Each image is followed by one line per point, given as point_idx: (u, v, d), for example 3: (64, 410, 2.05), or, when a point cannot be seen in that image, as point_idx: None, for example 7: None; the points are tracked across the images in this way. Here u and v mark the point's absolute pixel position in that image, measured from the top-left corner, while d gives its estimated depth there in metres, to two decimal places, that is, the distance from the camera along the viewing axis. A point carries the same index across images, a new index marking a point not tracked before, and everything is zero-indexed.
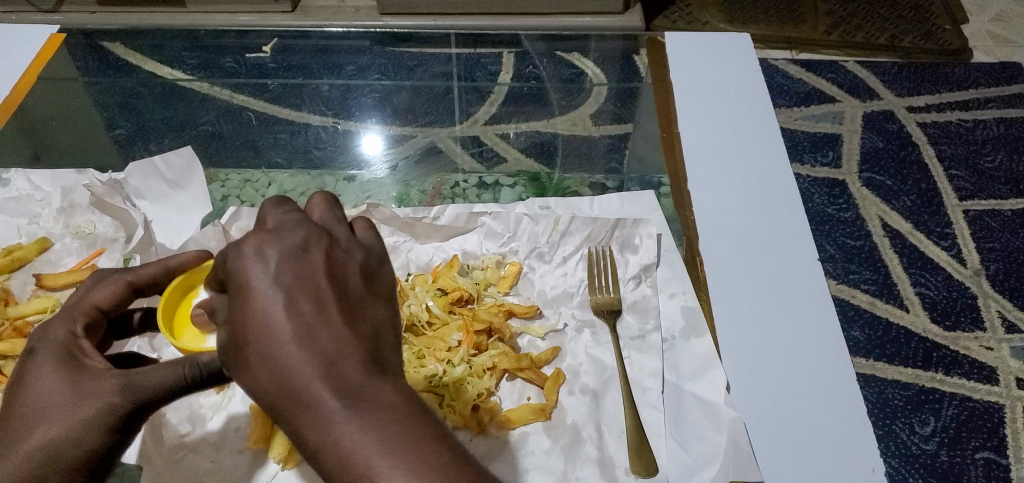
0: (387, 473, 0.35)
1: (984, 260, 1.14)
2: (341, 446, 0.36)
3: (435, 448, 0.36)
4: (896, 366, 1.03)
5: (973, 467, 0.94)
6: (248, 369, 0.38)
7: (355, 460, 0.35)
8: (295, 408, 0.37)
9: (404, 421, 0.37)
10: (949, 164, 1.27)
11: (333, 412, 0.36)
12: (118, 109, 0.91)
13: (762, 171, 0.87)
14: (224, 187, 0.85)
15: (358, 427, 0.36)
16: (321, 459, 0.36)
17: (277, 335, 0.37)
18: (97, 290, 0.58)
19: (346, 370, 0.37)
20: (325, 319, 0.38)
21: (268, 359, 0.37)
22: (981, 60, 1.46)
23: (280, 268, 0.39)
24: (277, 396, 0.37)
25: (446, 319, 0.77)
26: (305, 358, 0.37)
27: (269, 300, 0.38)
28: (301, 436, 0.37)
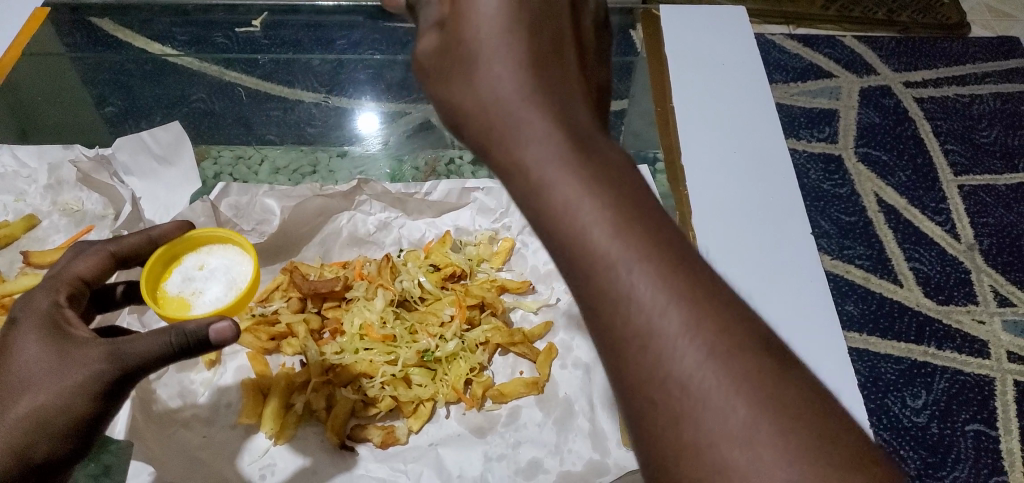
0: (596, 220, 0.34)
1: (978, 235, 1.14)
2: (545, 182, 0.35)
3: (650, 207, 0.35)
4: (888, 340, 1.03)
5: (963, 439, 0.95)
6: (467, 84, 0.38)
7: (561, 192, 0.34)
8: (501, 135, 0.37)
9: (623, 183, 0.35)
10: (945, 138, 1.27)
11: (550, 140, 0.35)
12: (107, 85, 0.89)
13: (760, 147, 0.87)
14: (216, 165, 0.85)
15: (572, 161, 0.35)
16: (521, 188, 0.36)
17: (506, 54, 0.37)
18: (81, 260, 0.60)
19: (571, 113, 0.37)
20: (557, 61, 0.38)
21: (484, 85, 0.37)
22: (980, 35, 1.44)
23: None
24: (486, 118, 0.37)
25: (439, 294, 0.79)
26: (521, 91, 0.36)
27: (493, 33, 0.38)
28: (509, 162, 0.36)
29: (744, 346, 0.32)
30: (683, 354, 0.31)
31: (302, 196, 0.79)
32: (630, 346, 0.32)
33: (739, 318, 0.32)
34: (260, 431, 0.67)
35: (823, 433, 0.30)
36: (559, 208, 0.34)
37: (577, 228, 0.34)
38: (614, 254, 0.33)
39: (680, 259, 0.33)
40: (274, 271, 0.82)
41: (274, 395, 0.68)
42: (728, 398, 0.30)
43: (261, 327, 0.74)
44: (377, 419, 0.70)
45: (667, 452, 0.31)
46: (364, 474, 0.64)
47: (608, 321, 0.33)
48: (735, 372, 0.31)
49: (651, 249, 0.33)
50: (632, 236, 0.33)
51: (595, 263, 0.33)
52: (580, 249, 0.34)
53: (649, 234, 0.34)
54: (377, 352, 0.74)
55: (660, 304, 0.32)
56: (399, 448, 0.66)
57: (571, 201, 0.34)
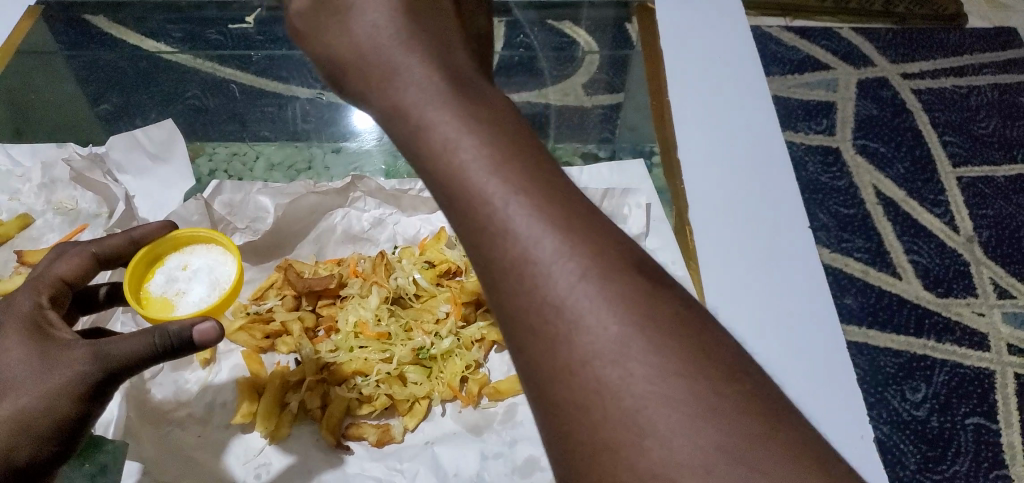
0: (473, 153, 0.34)
1: (977, 227, 1.14)
2: (426, 126, 0.36)
3: (526, 144, 0.36)
4: (887, 334, 1.03)
5: (964, 432, 0.95)
6: (360, 55, 0.40)
7: (442, 133, 0.35)
8: (384, 90, 0.38)
9: (500, 121, 0.36)
10: (943, 129, 1.27)
11: (430, 90, 0.37)
12: (99, 81, 0.88)
13: (757, 140, 0.86)
14: (211, 162, 0.84)
15: (452, 106, 0.36)
16: (407, 135, 0.37)
17: (385, 13, 0.40)
18: (61, 262, 0.60)
19: (453, 70, 0.38)
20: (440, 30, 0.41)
21: (363, 47, 0.40)
22: (976, 25, 1.43)
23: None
24: (372, 78, 0.39)
25: (434, 291, 0.78)
26: (401, 50, 0.39)
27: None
28: (397, 113, 0.38)
29: (617, 268, 0.32)
30: (556, 276, 0.31)
31: (295, 193, 0.79)
32: (507, 275, 0.32)
33: (611, 243, 0.33)
34: (255, 430, 0.66)
35: (694, 346, 0.30)
36: (439, 147, 0.35)
37: (456, 164, 0.34)
38: (488, 184, 0.33)
39: (551, 183, 0.34)
40: (268, 269, 0.81)
41: (269, 392, 0.67)
42: (599, 315, 0.30)
43: (256, 326, 0.73)
44: (372, 417, 0.70)
45: (546, 375, 0.31)
46: (359, 473, 0.64)
47: (485, 252, 0.33)
48: (607, 289, 0.31)
49: (527, 179, 0.34)
50: (507, 167, 0.34)
51: (470, 195, 0.34)
52: (459, 186, 0.34)
53: (524, 166, 0.34)
54: (371, 350, 0.74)
55: (534, 227, 0.32)
56: (395, 446, 0.66)
57: (450, 138, 0.35)
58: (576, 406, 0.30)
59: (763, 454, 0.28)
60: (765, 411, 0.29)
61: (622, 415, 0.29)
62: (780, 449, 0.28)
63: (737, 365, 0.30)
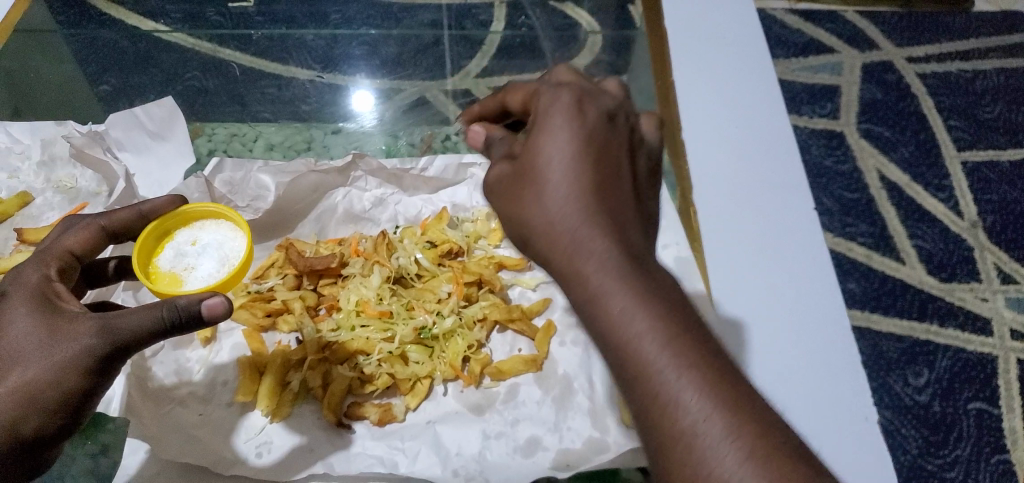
0: (661, 355, 0.36)
1: (981, 212, 1.13)
2: (612, 316, 0.37)
3: (710, 347, 0.37)
4: (890, 319, 1.03)
5: (965, 418, 0.95)
6: (534, 202, 0.40)
7: (635, 327, 0.37)
8: (565, 267, 0.39)
9: (681, 316, 0.37)
10: (949, 114, 1.26)
11: (616, 273, 0.37)
12: (99, 61, 0.89)
13: (760, 120, 0.85)
14: (210, 142, 0.83)
15: (642, 298, 0.37)
16: (592, 318, 0.38)
17: (572, 185, 0.39)
18: (70, 235, 0.60)
19: (638, 248, 0.39)
20: (619, 187, 0.40)
21: (547, 216, 0.40)
22: (982, 8, 1.42)
23: (590, 130, 0.41)
24: (554, 251, 0.39)
25: (436, 271, 0.78)
26: (588, 226, 0.38)
27: (557, 165, 0.40)
28: (574, 283, 0.39)
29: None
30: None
31: (296, 171, 0.77)
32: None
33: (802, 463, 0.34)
34: (256, 408, 0.66)
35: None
36: (627, 338, 0.37)
37: (648, 365, 0.36)
38: (684, 394, 0.35)
39: (734, 388, 0.36)
40: (268, 248, 0.81)
41: (272, 374, 0.67)
42: None
43: (256, 303, 0.73)
44: (373, 397, 0.70)
45: None
46: (362, 452, 0.63)
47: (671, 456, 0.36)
48: None
49: (719, 389, 0.35)
50: (701, 376, 0.36)
51: (657, 388, 0.36)
52: (652, 384, 0.36)
53: (715, 375, 0.36)
54: (373, 329, 0.73)
55: (723, 432, 0.34)
56: (396, 426, 0.66)
57: (640, 331, 0.37)
58: None
59: None
60: None
61: None
62: None
63: None
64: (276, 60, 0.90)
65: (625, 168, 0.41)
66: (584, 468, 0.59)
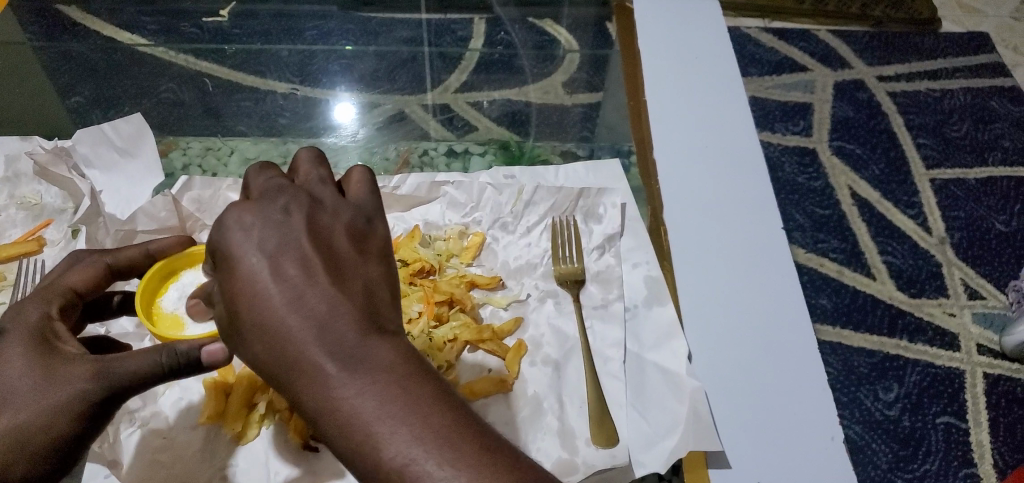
0: (388, 438, 0.36)
1: (949, 229, 1.15)
2: (341, 411, 0.37)
3: (437, 408, 0.37)
4: (861, 334, 1.04)
5: (934, 432, 0.95)
6: (246, 319, 0.39)
7: (361, 421, 0.36)
8: (290, 375, 0.38)
9: (404, 383, 0.37)
10: (917, 131, 1.28)
11: (332, 377, 0.37)
12: (73, 75, 0.86)
13: (729, 137, 0.87)
14: (184, 156, 0.82)
15: (359, 391, 0.37)
16: (322, 421, 0.37)
17: (273, 287, 0.38)
18: (74, 272, 0.60)
19: (342, 333, 0.38)
20: (309, 280, 0.39)
21: (261, 329, 0.38)
22: (950, 30, 1.45)
23: (265, 235, 0.40)
24: (273, 365, 0.38)
25: (406, 290, 0.73)
26: (299, 324, 0.38)
27: (255, 268, 0.39)
28: (301, 403, 0.38)
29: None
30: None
31: None
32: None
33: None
34: (222, 431, 0.65)
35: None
36: (357, 432, 0.36)
37: (378, 449, 0.36)
38: (412, 465, 0.35)
39: (464, 441, 0.36)
40: None
41: (239, 395, 0.66)
42: None
43: None
44: None
45: None
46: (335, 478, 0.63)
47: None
48: None
49: (446, 455, 0.35)
50: (430, 445, 0.36)
51: (394, 469, 0.35)
52: (389, 471, 0.35)
53: (442, 435, 0.36)
54: None
55: None
56: None
57: (366, 418, 0.36)
58: None
59: None
60: None
61: None
62: None
63: None
64: (252, 75, 0.89)
65: (312, 254, 0.40)
66: None
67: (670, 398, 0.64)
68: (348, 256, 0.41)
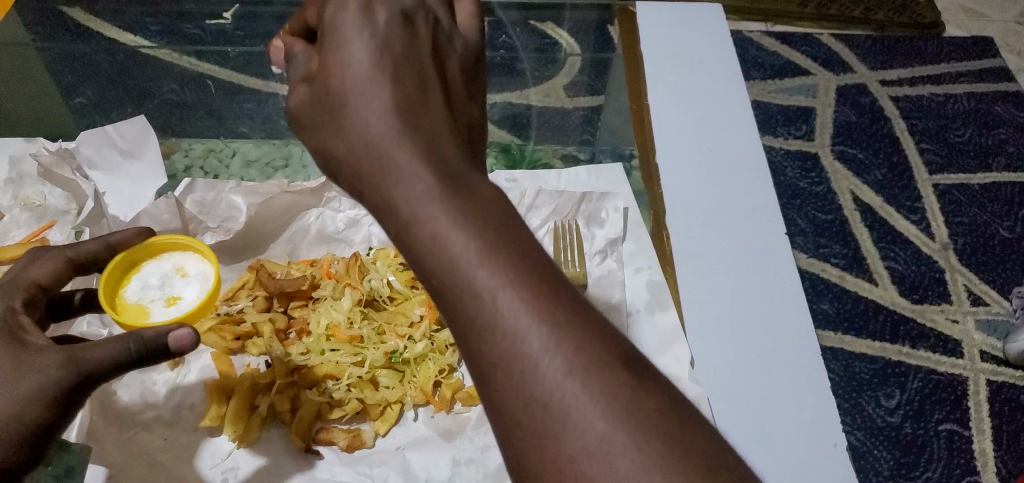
0: (466, 253, 0.34)
1: (951, 234, 1.15)
2: (420, 219, 0.35)
3: (538, 261, 0.35)
4: (864, 340, 1.03)
5: (937, 439, 0.95)
6: (347, 119, 0.38)
7: (457, 247, 0.34)
8: (374, 175, 0.36)
9: (498, 215, 0.35)
10: (920, 137, 1.28)
11: (431, 192, 0.35)
12: (73, 73, 0.85)
13: (729, 137, 0.87)
14: (186, 157, 0.82)
15: (459, 214, 0.34)
16: (400, 227, 0.36)
17: (378, 95, 0.38)
18: (37, 265, 0.60)
19: (442, 152, 0.37)
20: (422, 104, 0.38)
21: (359, 130, 0.37)
22: (953, 34, 1.45)
23: (387, 50, 0.39)
24: (361, 163, 0.37)
25: (409, 294, 0.77)
26: (398, 130, 0.36)
27: (365, 75, 0.38)
28: (385, 202, 0.36)
29: (641, 398, 0.32)
30: (592, 422, 0.31)
31: (268, 192, 0.77)
32: (530, 416, 0.32)
33: (635, 372, 0.33)
34: (222, 432, 0.65)
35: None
36: (433, 242, 0.34)
37: (455, 263, 0.34)
38: (489, 287, 0.33)
39: (547, 284, 0.34)
40: (239, 269, 0.79)
41: (239, 396, 0.66)
42: (592, 413, 0.32)
43: (225, 326, 0.71)
44: (344, 421, 0.69)
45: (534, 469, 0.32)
46: (330, 478, 0.63)
47: (501, 388, 0.33)
48: (607, 393, 0.32)
49: (531, 287, 0.33)
50: (510, 276, 0.33)
51: (466, 287, 0.33)
52: (465, 287, 0.34)
53: (527, 271, 0.34)
54: (343, 353, 0.72)
55: (532, 328, 0.33)
56: (365, 451, 0.65)
57: (443, 233, 0.34)
58: None
59: None
60: None
61: None
62: None
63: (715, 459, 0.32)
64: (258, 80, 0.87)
65: (426, 84, 0.39)
66: None
67: None
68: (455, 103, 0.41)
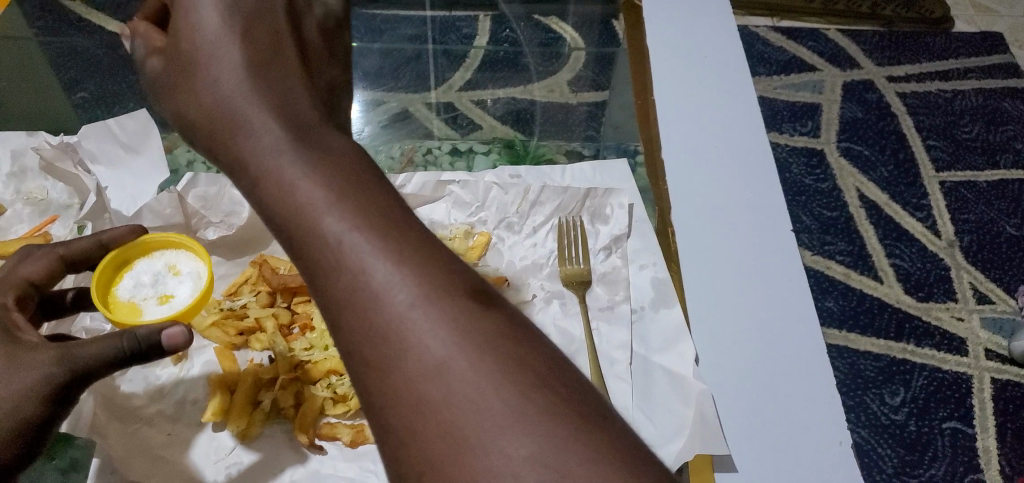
0: (315, 202, 0.38)
1: (958, 232, 1.14)
2: (280, 182, 0.39)
3: (389, 208, 0.38)
4: (869, 338, 1.03)
5: (941, 437, 0.94)
6: (228, 117, 0.44)
7: (306, 198, 0.38)
8: (247, 158, 0.42)
9: (349, 171, 0.39)
10: (927, 133, 1.27)
11: (295, 163, 0.39)
12: (78, 69, 0.86)
13: (736, 134, 0.86)
14: (189, 152, 0.79)
15: (315, 175, 0.39)
16: (267, 193, 0.40)
17: (252, 92, 0.44)
18: (29, 263, 0.61)
19: (304, 129, 0.42)
20: (295, 99, 0.44)
21: (235, 123, 0.43)
22: (962, 29, 1.44)
23: (264, 60, 0.45)
24: (238, 149, 0.42)
25: None
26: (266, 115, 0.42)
27: (240, 77, 0.44)
28: (256, 177, 0.41)
29: (479, 320, 0.34)
30: (431, 345, 0.33)
31: None
32: (374, 347, 0.34)
33: (480, 305, 0.35)
34: (226, 428, 0.65)
35: (572, 405, 0.32)
36: (291, 201, 0.38)
37: (307, 215, 0.38)
38: (334, 229, 0.37)
39: (391, 226, 0.37)
40: (243, 265, 0.78)
41: (242, 391, 0.65)
42: (430, 331, 0.34)
43: (228, 321, 0.72)
44: (347, 418, 0.68)
45: (383, 393, 0.33)
46: (332, 474, 0.62)
47: (351, 328, 0.35)
48: (444, 314, 0.34)
49: (373, 228, 0.37)
50: (355, 219, 0.37)
51: (317, 235, 0.37)
52: (314, 234, 0.37)
53: (371, 213, 0.37)
54: None
55: (372, 261, 0.35)
56: (368, 447, 0.64)
57: (299, 191, 0.38)
58: (412, 421, 0.32)
59: (573, 441, 0.30)
60: (599, 431, 0.31)
61: (445, 415, 0.31)
62: (589, 445, 0.30)
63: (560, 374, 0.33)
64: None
65: (294, 81, 0.45)
66: None
67: (675, 401, 0.63)
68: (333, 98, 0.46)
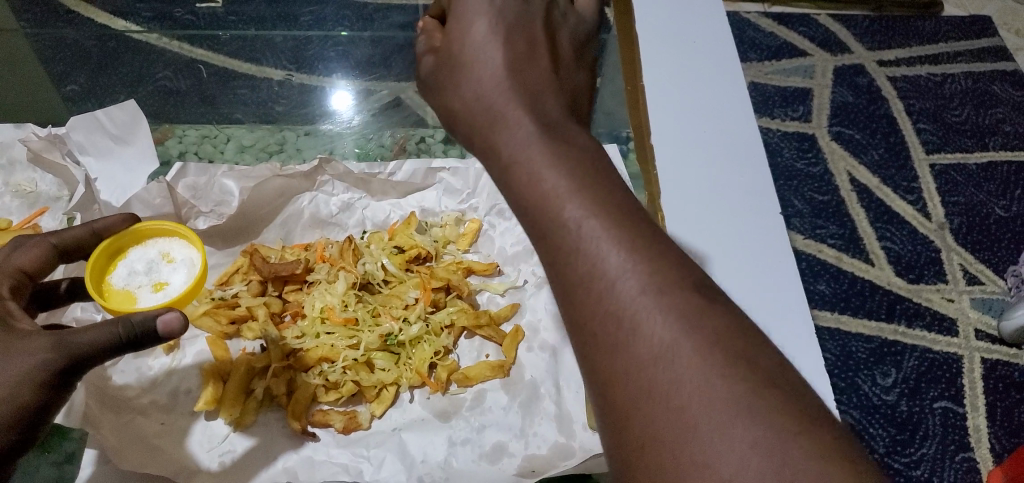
0: (557, 184, 0.37)
1: (948, 214, 1.15)
2: (517, 158, 0.39)
3: (626, 201, 0.37)
4: (860, 320, 1.03)
5: (931, 416, 0.95)
6: (467, 88, 0.42)
7: (550, 182, 0.37)
8: (487, 129, 0.41)
9: (590, 159, 0.38)
10: (918, 117, 1.27)
11: (533, 142, 0.39)
12: (66, 61, 0.84)
13: (728, 120, 0.87)
14: (181, 144, 0.81)
15: (557, 158, 0.38)
16: (499, 166, 0.40)
17: (494, 66, 0.42)
18: (20, 253, 0.59)
19: (539, 107, 0.40)
20: (534, 77, 0.42)
21: (474, 95, 0.42)
22: (951, 13, 1.44)
23: (513, 33, 0.43)
24: (478, 123, 0.41)
25: (402, 277, 0.77)
26: (503, 93, 0.41)
27: (486, 51, 0.42)
28: (492, 153, 0.40)
29: (709, 319, 0.33)
30: (658, 332, 0.33)
31: (261, 176, 0.76)
32: (600, 327, 0.34)
33: (709, 299, 0.34)
34: (219, 416, 0.65)
35: (788, 403, 0.31)
36: (527, 176, 0.38)
37: (550, 196, 0.37)
38: (581, 214, 0.36)
39: (636, 220, 0.36)
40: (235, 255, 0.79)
41: (235, 377, 0.66)
42: (661, 323, 0.33)
43: (221, 310, 0.72)
44: (339, 404, 0.69)
45: (607, 373, 0.34)
46: (327, 459, 0.63)
47: (580, 306, 0.35)
48: (679, 307, 0.33)
49: (620, 219, 0.36)
50: (604, 209, 0.36)
51: (555, 214, 0.36)
52: (555, 216, 0.36)
53: (616, 205, 0.36)
54: (338, 337, 0.73)
55: (622, 252, 0.35)
56: (362, 433, 0.65)
57: (537, 172, 0.38)
58: (631, 404, 0.32)
59: (796, 453, 0.29)
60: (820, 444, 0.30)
61: (667, 400, 0.32)
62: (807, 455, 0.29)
63: (794, 391, 0.32)
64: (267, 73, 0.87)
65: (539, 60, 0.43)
66: (550, 473, 0.59)
67: None
68: (568, 83, 0.43)
